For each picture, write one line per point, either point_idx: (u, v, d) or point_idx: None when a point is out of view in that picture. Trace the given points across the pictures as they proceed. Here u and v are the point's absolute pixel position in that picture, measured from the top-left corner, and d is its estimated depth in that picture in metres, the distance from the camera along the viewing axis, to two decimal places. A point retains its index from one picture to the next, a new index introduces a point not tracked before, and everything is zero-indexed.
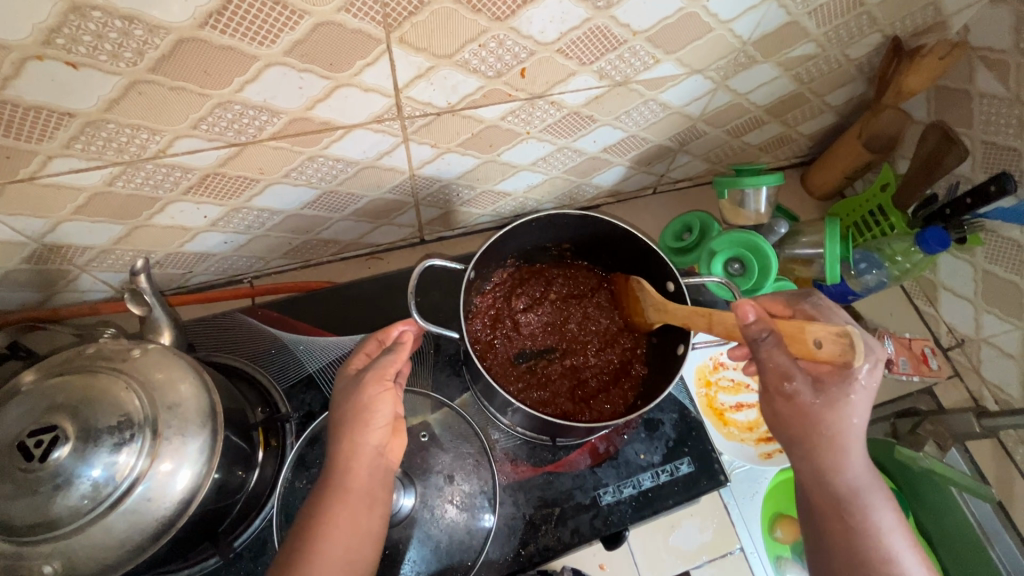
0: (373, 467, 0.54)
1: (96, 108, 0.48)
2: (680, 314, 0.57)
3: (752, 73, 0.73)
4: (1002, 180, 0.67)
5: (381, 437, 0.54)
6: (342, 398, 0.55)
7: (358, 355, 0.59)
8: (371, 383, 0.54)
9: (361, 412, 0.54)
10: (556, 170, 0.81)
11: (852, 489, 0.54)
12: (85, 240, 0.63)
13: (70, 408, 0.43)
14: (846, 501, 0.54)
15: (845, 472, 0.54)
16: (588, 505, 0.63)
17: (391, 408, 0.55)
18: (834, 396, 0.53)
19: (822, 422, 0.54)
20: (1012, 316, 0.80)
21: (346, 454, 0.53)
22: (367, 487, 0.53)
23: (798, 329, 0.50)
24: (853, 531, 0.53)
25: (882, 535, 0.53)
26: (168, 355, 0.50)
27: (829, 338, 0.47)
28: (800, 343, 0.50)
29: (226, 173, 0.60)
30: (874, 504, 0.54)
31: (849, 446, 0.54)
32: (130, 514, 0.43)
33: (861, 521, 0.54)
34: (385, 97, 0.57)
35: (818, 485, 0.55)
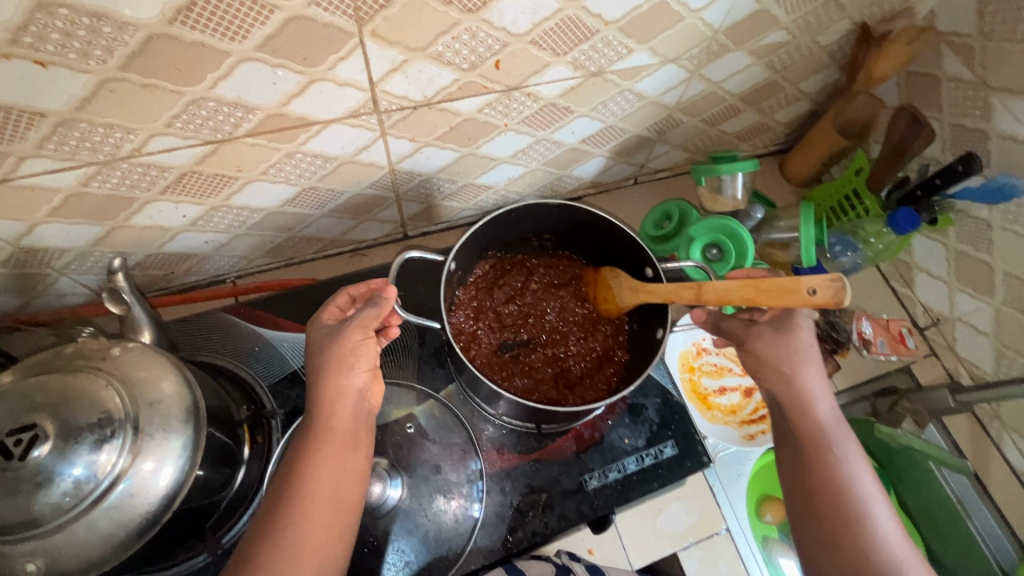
0: (356, 409, 0.56)
1: (67, 108, 0.47)
2: (663, 291, 0.58)
3: (725, 61, 0.74)
4: (969, 160, 0.69)
5: (364, 380, 0.56)
6: (320, 345, 0.56)
7: (329, 307, 0.59)
8: (355, 328, 0.55)
9: (344, 357, 0.55)
10: (536, 162, 0.82)
11: (824, 425, 0.60)
12: (62, 242, 0.63)
13: (49, 407, 0.43)
14: (820, 435, 0.60)
15: (819, 408, 0.61)
16: (574, 490, 0.64)
17: (370, 355, 0.57)
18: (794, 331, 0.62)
19: (790, 358, 0.62)
20: (983, 294, 0.82)
21: (332, 395, 0.54)
22: (349, 428, 0.55)
23: (791, 281, 0.50)
24: (825, 462, 0.58)
25: (850, 468, 0.58)
26: (148, 354, 0.50)
27: (822, 283, 0.48)
28: (793, 296, 0.50)
29: (203, 171, 0.60)
30: (845, 442, 0.59)
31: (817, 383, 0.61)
32: (113, 510, 0.43)
33: (833, 452, 0.59)
34: (360, 91, 0.57)
35: (797, 421, 0.61)
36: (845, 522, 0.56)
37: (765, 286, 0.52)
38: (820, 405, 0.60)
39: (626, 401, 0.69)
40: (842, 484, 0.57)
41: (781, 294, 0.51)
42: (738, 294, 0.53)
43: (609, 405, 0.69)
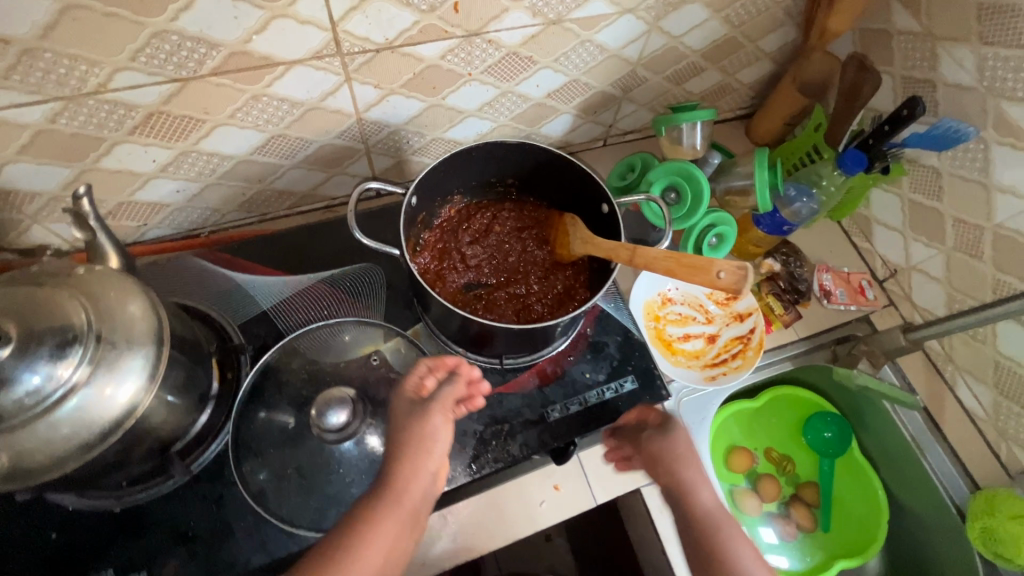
0: (426, 491, 0.57)
1: (32, 35, 0.49)
2: (605, 246, 0.60)
3: (682, 14, 0.77)
4: (913, 103, 0.72)
5: (437, 463, 0.58)
6: (405, 421, 0.59)
7: (410, 377, 0.62)
8: (441, 411, 0.58)
9: (424, 437, 0.58)
10: (504, 117, 0.84)
11: (706, 511, 0.70)
12: (34, 184, 0.64)
13: (13, 313, 0.45)
14: (705, 516, 0.69)
15: (700, 494, 0.71)
16: (536, 421, 0.67)
17: (447, 437, 0.59)
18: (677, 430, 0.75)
19: (671, 453, 0.73)
20: (935, 241, 0.86)
21: (407, 472, 0.56)
22: (415, 507, 0.56)
23: (706, 261, 0.54)
24: (712, 546, 0.67)
25: (729, 539, 0.68)
26: (113, 274, 0.52)
27: (727, 269, 0.53)
28: (701, 275, 0.54)
29: (170, 112, 0.62)
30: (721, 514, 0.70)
31: (698, 475, 0.72)
32: (78, 409, 0.45)
33: (719, 532, 0.69)
34: (322, 30, 0.59)
35: (686, 510, 0.70)
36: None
37: (686, 261, 0.55)
38: (701, 492, 0.71)
39: (588, 339, 0.72)
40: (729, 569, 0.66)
41: (694, 271, 0.55)
42: (662, 265, 0.57)
43: (571, 342, 0.72)
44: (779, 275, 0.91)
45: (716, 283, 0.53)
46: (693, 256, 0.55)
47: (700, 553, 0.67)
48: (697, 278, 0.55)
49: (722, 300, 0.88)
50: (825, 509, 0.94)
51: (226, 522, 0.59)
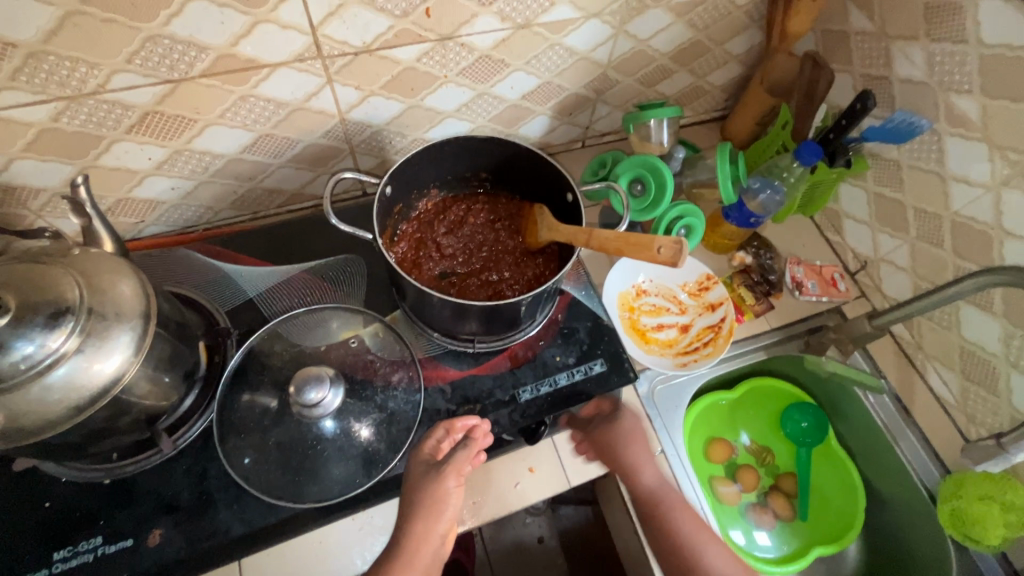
0: (434, 552, 0.60)
1: (36, 39, 0.54)
2: (566, 231, 0.65)
3: (647, 18, 0.82)
4: (864, 97, 0.75)
5: (447, 526, 0.61)
6: (419, 484, 0.61)
7: (429, 439, 0.64)
8: (452, 478, 0.60)
9: (435, 501, 0.60)
10: (481, 119, 0.89)
11: (651, 490, 0.75)
12: (38, 180, 0.69)
13: (10, 287, 0.48)
14: (650, 496, 0.75)
15: (647, 475, 0.75)
16: (507, 401, 0.70)
17: (458, 501, 0.62)
18: (619, 423, 0.78)
19: (623, 442, 0.76)
20: (900, 231, 0.89)
21: (418, 535, 0.59)
22: (426, 567, 0.59)
23: (647, 238, 0.58)
24: (658, 519, 0.73)
25: (677, 510, 0.74)
26: (104, 255, 0.56)
27: (666, 244, 0.57)
28: (644, 251, 0.58)
29: (164, 112, 0.67)
30: (668, 493, 0.75)
31: (645, 458, 0.76)
32: (69, 375, 0.49)
33: (666, 513, 0.73)
34: (303, 35, 0.64)
35: (632, 491, 0.75)
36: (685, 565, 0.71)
37: (633, 240, 0.59)
38: (644, 476, 0.75)
39: (559, 325, 0.76)
40: (676, 538, 0.72)
41: (639, 248, 0.58)
42: (613, 245, 0.60)
43: (543, 328, 0.75)
44: (751, 267, 0.95)
45: (657, 258, 0.57)
46: (636, 235, 0.59)
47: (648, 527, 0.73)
48: (642, 255, 0.58)
49: (695, 291, 0.91)
50: (804, 500, 0.96)
51: (209, 493, 0.62)
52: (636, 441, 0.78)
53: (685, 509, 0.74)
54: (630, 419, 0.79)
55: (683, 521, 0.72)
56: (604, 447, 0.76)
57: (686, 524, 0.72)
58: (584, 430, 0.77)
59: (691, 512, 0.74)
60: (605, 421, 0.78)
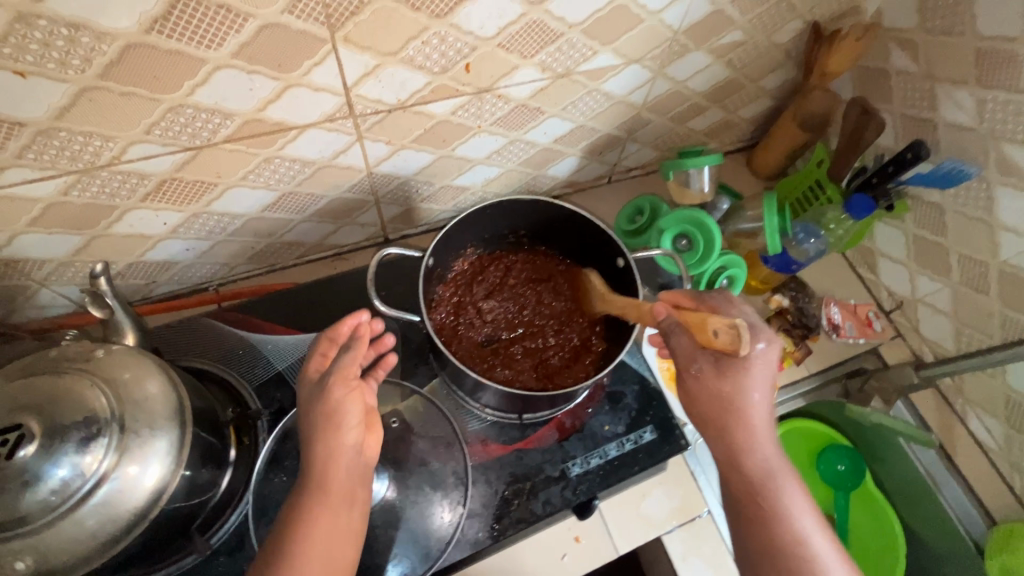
0: (350, 466, 0.57)
1: (48, 117, 0.49)
2: (617, 303, 0.63)
3: (687, 61, 0.78)
4: (917, 147, 0.73)
5: (356, 437, 0.57)
6: (310, 403, 0.57)
7: (315, 356, 0.60)
8: (337, 384, 0.56)
9: (331, 414, 0.56)
10: (512, 162, 0.84)
11: (764, 473, 0.56)
12: (44, 253, 0.64)
13: (35, 408, 0.43)
14: (758, 483, 0.56)
15: (759, 455, 0.57)
16: (557, 477, 0.66)
17: (358, 407, 0.57)
18: (737, 374, 0.56)
19: (736, 402, 0.57)
20: (941, 275, 0.87)
21: (323, 454, 0.55)
22: (344, 485, 0.56)
23: (702, 319, 0.55)
24: (764, 518, 0.55)
25: (791, 515, 0.55)
26: (131, 355, 0.51)
27: (722, 328, 0.53)
28: (701, 332, 0.55)
29: (183, 178, 0.61)
30: (786, 485, 0.56)
31: (761, 431, 0.57)
32: (100, 508, 0.44)
33: (772, 503, 0.55)
34: (335, 96, 0.59)
35: (733, 468, 0.57)
36: None
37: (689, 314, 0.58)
38: (758, 454, 0.56)
39: (605, 390, 0.72)
40: (786, 546, 0.54)
41: (695, 327, 0.56)
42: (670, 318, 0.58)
43: (589, 394, 0.71)
44: (788, 310, 0.92)
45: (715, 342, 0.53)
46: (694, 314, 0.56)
47: (740, 518, 0.57)
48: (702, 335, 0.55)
49: None
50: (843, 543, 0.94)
51: None
52: (755, 415, 0.57)
53: (803, 512, 0.55)
54: (758, 382, 0.56)
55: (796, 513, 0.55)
56: (698, 385, 0.58)
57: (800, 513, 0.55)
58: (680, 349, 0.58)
59: (811, 513, 0.55)
60: (709, 358, 0.57)
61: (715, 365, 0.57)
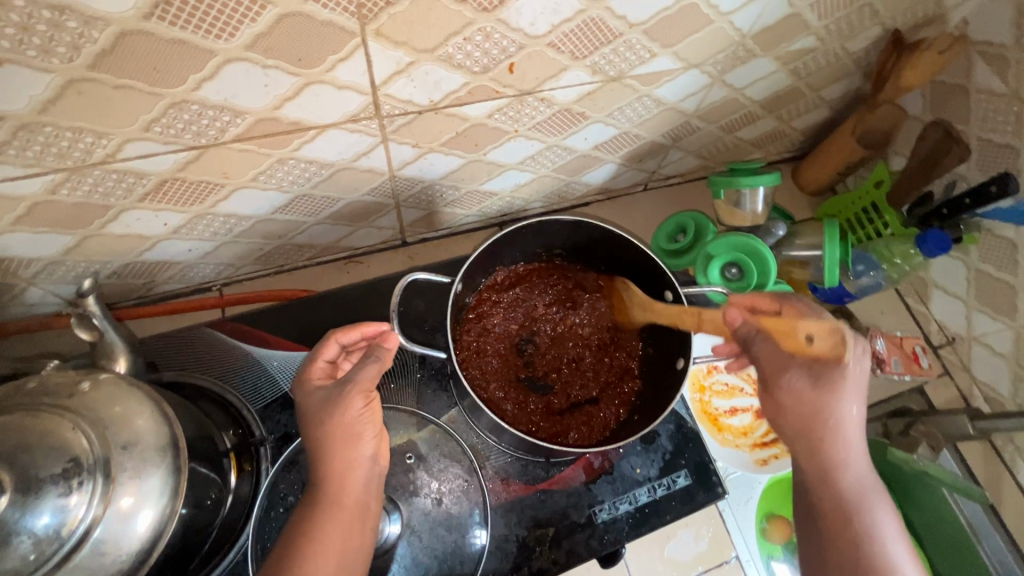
0: (368, 478, 0.54)
1: (29, 110, 0.42)
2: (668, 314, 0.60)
3: (750, 67, 0.69)
4: (1004, 180, 0.65)
5: (374, 446, 0.54)
6: (319, 413, 0.52)
7: (317, 364, 0.56)
8: (357, 398, 0.52)
9: (348, 427, 0.52)
10: (545, 168, 0.77)
11: (857, 492, 0.55)
12: (30, 252, 0.57)
13: (5, 457, 0.38)
14: (851, 503, 0.55)
15: (848, 473, 0.55)
16: (583, 524, 0.61)
17: (374, 418, 0.54)
18: (829, 380, 0.54)
19: (834, 415, 0.55)
20: (1002, 315, 0.79)
21: (341, 468, 0.52)
22: (360, 500, 0.53)
23: (791, 325, 0.55)
24: (853, 545, 0.53)
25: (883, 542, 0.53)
26: (121, 386, 0.44)
27: (819, 333, 0.54)
28: (790, 338, 0.55)
29: (186, 178, 0.55)
30: (877, 507, 0.55)
31: (856, 444, 0.55)
32: (82, 570, 0.38)
33: (860, 521, 0.54)
34: (361, 95, 0.52)
35: (828, 491, 0.56)
36: None
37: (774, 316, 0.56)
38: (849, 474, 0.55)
39: None
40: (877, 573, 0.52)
41: (783, 333, 0.55)
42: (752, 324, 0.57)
43: None
44: None
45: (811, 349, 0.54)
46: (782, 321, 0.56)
47: (820, 541, 0.56)
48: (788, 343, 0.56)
49: None
50: None
51: None
52: (854, 425, 0.55)
53: (896, 540, 0.54)
54: (855, 393, 0.54)
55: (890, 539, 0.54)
56: (790, 396, 0.56)
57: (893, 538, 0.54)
58: (767, 358, 0.56)
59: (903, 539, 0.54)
60: (802, 367, 0.55)
61: (810, 376, 0.55)
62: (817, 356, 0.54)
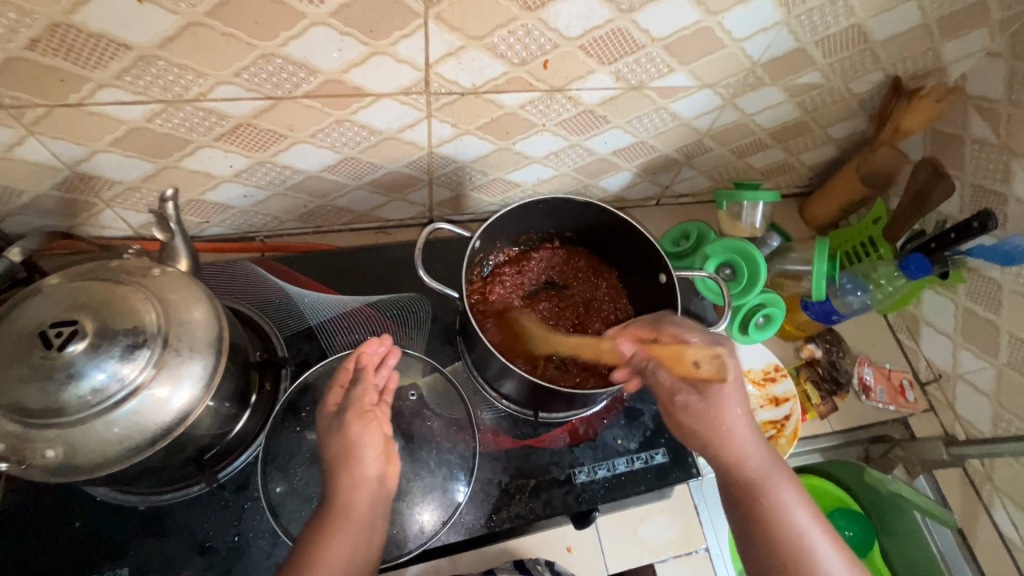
0: (374, 496, 0.57)
1: (151, 44, 0.52)
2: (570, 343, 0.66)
3: (759, 94, 0.77)
4: (986, 218, 0.70)
5: (378, 467, 0.58)
6: (329, 437, 0.58)
7: (333, 390, 0.62)
8: (355, 419, 0.58)
9: (350, 449, 0.57)
10: (566, 167, 0.85)
11: (758, 476, 0.58)
12: (115, 174, 0.67)
13: (91, 309, 0.45)
14: (752, 486, 0.57)
15: (747, 463, 0.58)
16: (562, 481, 0.66)
17: (376, 437, 0.59)
18: (717, 395, 0.59)
19: (718, 418, 0.59)
20: (986, 353, 0.83)
21: (348, 485, 0.56)
22: (366, 516, 0.55)
23: (679, 351, 0.59)
24: (764, 516, 0.56)
25: (783, 510, 0.56)
26: (183, 278, 0.52)
27: (705, 359, 0.59)
28: (681, 364, 0.60)
29: (258, 125, 0.64)
30: (779, 484, 0.57)
31: (745, 436, 0.59)
32: (133, 414, 0.45)
33: (766, 497, 0.57)
34: (415, 70, 0.61)
35: (728, 474, 0.59)
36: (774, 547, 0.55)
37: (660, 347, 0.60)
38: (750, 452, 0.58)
39: (623, 404, 0.72)
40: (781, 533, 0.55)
41: (673, 359, 0.60)
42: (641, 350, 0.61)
43: (606, 405, 0.71)
44: (819, 362, 0.90)
45: (699, 372, 0.59)
46: (668, 346, 0.60)
47: (743, 525, 0.57)
48: (681, 368, 0.60)
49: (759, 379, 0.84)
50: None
51: (242, 535, 0.58)
52: (739, 426, 0.59)
53: (800, 511, 0.57)
54: (733, 403, 0.59)
55: (789, 507, 0.56)
56: (687, 415, 0.60)
57: (791, 508, 0.56)
58: (661, 381, 0.62)
59: (807, 508, 0.57)
60: (690, 388, 0.60)
61: (699, 394, 0.60)
62: (701, 377, 0.59)
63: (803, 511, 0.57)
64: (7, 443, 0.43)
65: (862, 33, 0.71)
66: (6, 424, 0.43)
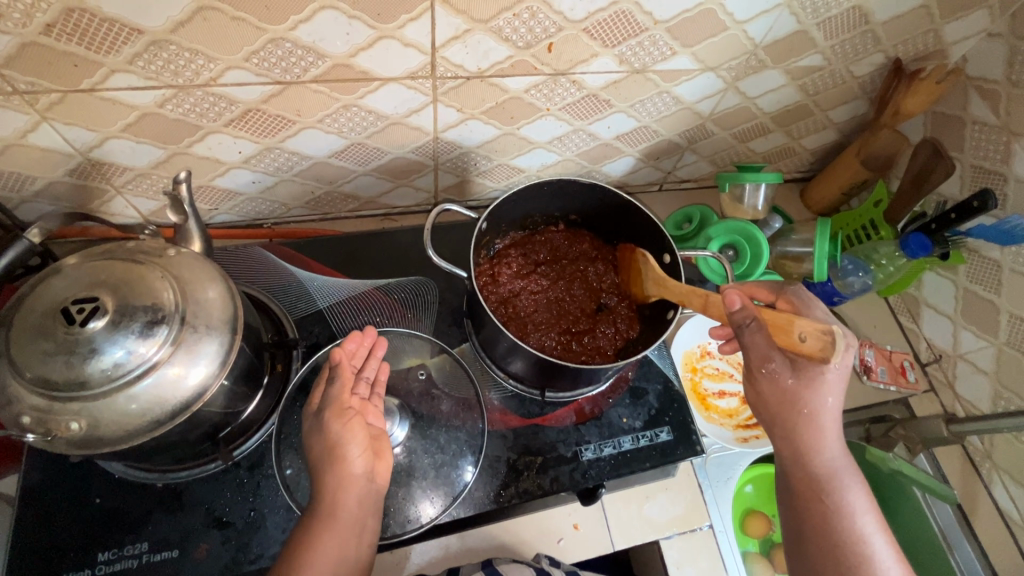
0: (364, 494, 0.55)
1: (163, 29, 0.52)
2: (678, 291, 0.61)
3: (761, 78, 0.78)
4: (985, 196, 0.71)
5: (364, 465, 0.55)
6: (313, 435, 0.56)
7: (319, 387, 0.60)
8: (336, 418, 0.56)
9: (333, 449, 0.55)
10: (570, 152, 0.86)
11: (829, 471, 0.56)
12: (126, 160, 0.68)
13: (111, 287, 0.47)
14: (821, 482, 0.56)
15: (823, 456, 0.57)
16: (569, 458, 0.67)
17: (360, 434, 0.56)
18: (814, 378, 0.55)
19: (808, 403, 0.56)
20: (987, 333, 0.84)
21: (334, 486, 0.54)
22: (355, 516, 0.54)
23: (788, 321, 0.52)
24: (826, 514, 0.55)
25: (851, 514, 0.55)
26: (198, 259, 0.53)
27: (813, 333, 0.50)
28: (785, 335, 0.53)
29: (266, 111, 0.65)
30: (849, 487, 0.56)
31: (830, 430, 0.57)
32: (153, 388, 0.46)
33: (831, 496, 0.56)
34: (422, 54, 0.62)
35: (795, 465, 0.58)
36: (830, 543, 0.54)
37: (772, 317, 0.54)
38: (825, 451, 0.57)
39: (629, 383, 0.73)
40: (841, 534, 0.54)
41: (778, 329, 0.53)
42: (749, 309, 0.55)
43: (612, 385, 0.73)
44: None
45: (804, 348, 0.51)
46: (779, 314, 0.53)
47: (799, 512, 0.57)
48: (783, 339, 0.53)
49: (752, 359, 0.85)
50: None
51: (259, 510, 0.60)
52: (827, 418, 0.56)
53: (865, 512, 0.55)
54: (830, 391, 0.55)
55: (856, 511, 0.55)
56: (772, 386, 0.57)
57: (857, 511, 0.55)
58: (754, 347, 0.55)
59: (874, 513, 0.55)
60: (784, 360, 0.56)
61: (793, 368, 0.56)
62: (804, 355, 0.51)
63: (869, 517, 0.55)
64: (33, 416, 0.45)
65: (864, 14, 0.71)
66: (32, 397, 0.45)
